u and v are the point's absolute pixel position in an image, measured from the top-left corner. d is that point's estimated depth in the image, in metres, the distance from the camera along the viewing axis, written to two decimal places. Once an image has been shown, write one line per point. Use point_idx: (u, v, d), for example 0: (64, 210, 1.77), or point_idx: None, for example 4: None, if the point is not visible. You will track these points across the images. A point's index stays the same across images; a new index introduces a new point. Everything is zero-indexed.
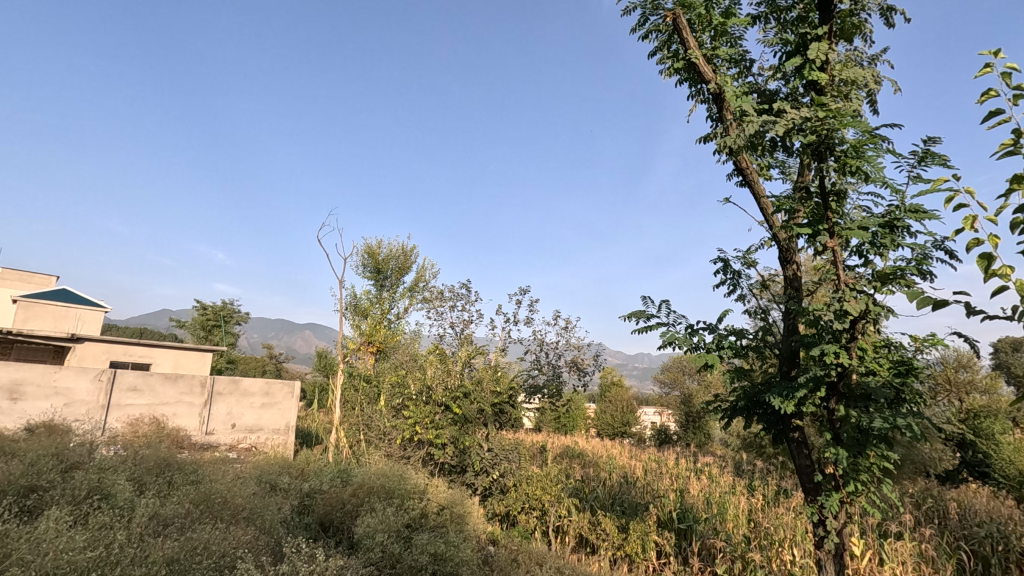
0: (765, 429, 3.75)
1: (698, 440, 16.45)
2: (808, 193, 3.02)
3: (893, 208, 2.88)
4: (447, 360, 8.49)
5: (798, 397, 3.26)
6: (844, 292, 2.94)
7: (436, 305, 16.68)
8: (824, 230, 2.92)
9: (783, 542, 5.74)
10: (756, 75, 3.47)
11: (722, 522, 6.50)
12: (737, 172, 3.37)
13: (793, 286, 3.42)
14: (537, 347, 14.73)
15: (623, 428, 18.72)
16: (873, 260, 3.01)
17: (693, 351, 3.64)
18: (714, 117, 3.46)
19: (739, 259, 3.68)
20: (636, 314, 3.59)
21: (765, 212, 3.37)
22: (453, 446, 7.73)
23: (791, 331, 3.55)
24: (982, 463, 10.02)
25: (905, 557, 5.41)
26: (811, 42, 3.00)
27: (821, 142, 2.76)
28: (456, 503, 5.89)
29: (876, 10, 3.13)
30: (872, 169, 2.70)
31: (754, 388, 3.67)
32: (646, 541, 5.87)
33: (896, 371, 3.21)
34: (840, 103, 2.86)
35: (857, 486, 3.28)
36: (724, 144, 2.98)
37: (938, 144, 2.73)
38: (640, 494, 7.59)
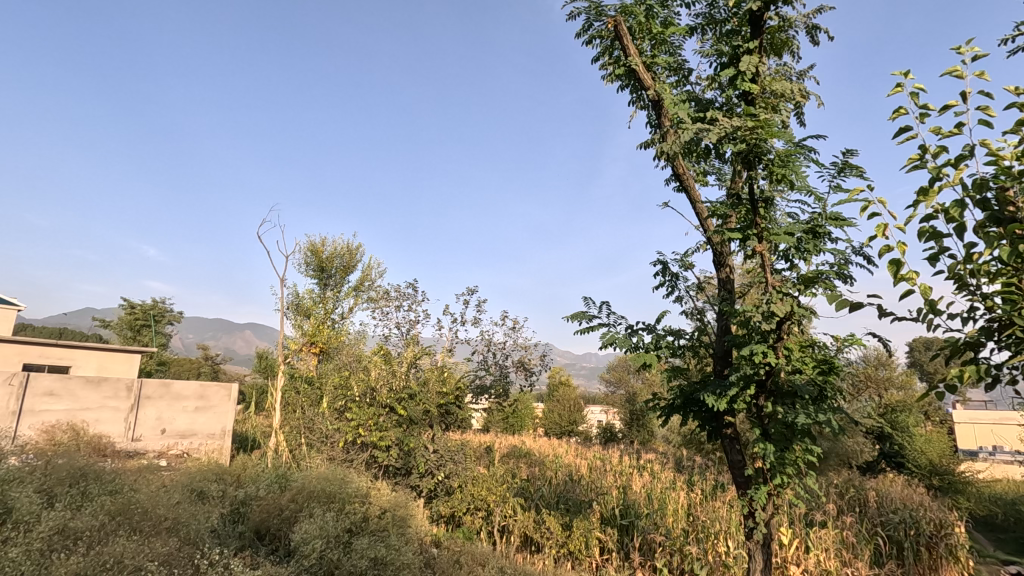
0: (701, 426, 3.88)
1: (642, 437, 16.89)
2: (739, 199, 3.16)
3: (816, 214, 3.06)
4: (392, 361, 8.33)
5: (729, 395, 3.41)
6: (772, 294, 3.08)
7: (382, 305, 16.39)
8: (754, 235, 3.07)
9: (718, 534, 6.01)
10: (694, 85, 3.59)
11: (662, 516, 6.70)
12: (675, 178, 3.47)
13: (726, 288, 3.56)
14: (484, 347, 14.71)
15: (570, 427, 19.03)
16: (798, 264, 3.17)
17: (633, 351, 3.73)
18: (653, 123, 3.56)
19: (676, 262, 3.80)
20: (577, 314, 3.65)
21: (701, 216, 3.50)
22: (398, 448, 7.64)
23: (724, 332, 3.68)
24: (898, 454, 10.86)
25: (828, 544, 5.77)
26: (743, 55, 3.13)
27: (750, 150, 2.89)
28: (399, 505, 5.82)
29: (805, 27, 3.29)
30: (799, 178, 2.85)
31: (690, 386, 3.81)
32: (589, 538, 5.97)
33: (819, 370, 3.41)
34: (769, 114, 2.99)
35: (783, 479, 3.45)
36: (662, 150, 3.06)
37: (854, 155, 2.93)
38: (584, 491, 7.72)
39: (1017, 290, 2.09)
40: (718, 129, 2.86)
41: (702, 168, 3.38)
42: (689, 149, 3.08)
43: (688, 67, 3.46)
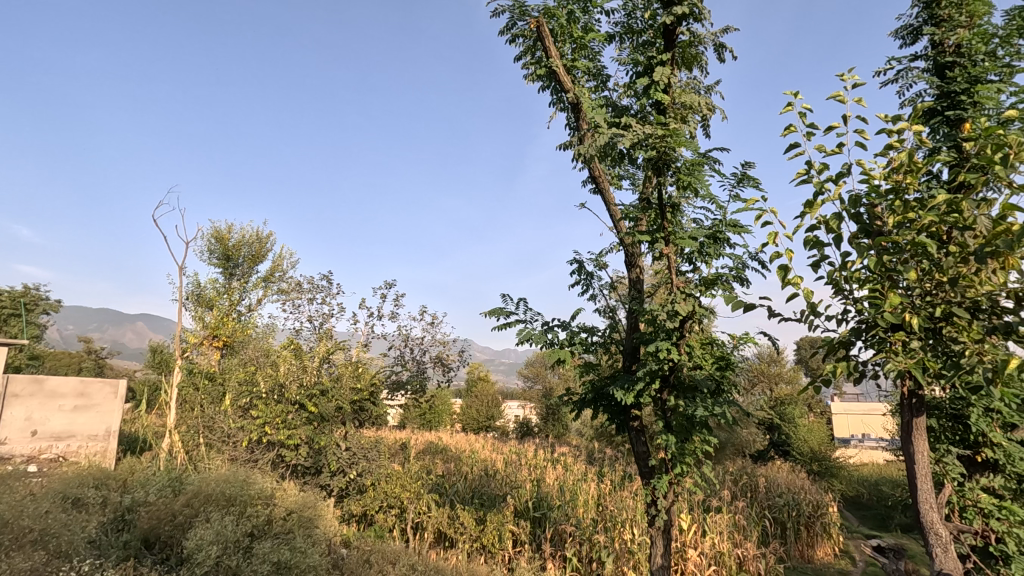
0: (610, 419, 4.04)
1: (557, 431, 17.32)
2: (649, 203, 3.32)
3: (717, 221, 3.28)
4: (304, 355, 7.97)
5: (636, 389, 3.58)
6: (676, 295, 3.27)
7: (293, 298, 15.63)
8: (661, 238, 3.25)
9: (624, 523, 6.31)
10: (612, 90, 3.71)
11: (573, 507, 6.92)
12: (591, 180, 3.58)
13: (636, 287, 3.73)
14: (401, 342, 14.45)
15: (488, 422, 19.17)
16: (700, 267, 3.38)
17: (548, 347, 3.81)
18: (572, 125, 3.65)
19: (591, 261, 3.93)
20: (495, 310, 3.68)
21: (615, 218, 3.63)
22: (308, 447, 7.33)
23: (633, 329, 3.85)
24: (784, 443, 11.92)
25: (722, 528, 6.24)
26: (656, 66, 3.28)
27: (660, 157, 3.04)
28: (307, 506, 5.59)
29: (713, 44, 3.50)
30: (703, 186, 3.04)
31: (601, 381, 3.95)
32: (502, 532, 6.04)
33: (718, 365, 3.67)
34: (678, 124, 3.16)
35: (683, 468, 3.67)
36: (579, 152, 3.15)
37: (752, 168, 3.16)
38: (499, 486, 7.79)
39: (881, 295, 2.37)
40: (631, 136, 2.99)
41: (617, 171, 3.52)
42: (604, 153, 3.20)
43: (607, 73, 3.58)
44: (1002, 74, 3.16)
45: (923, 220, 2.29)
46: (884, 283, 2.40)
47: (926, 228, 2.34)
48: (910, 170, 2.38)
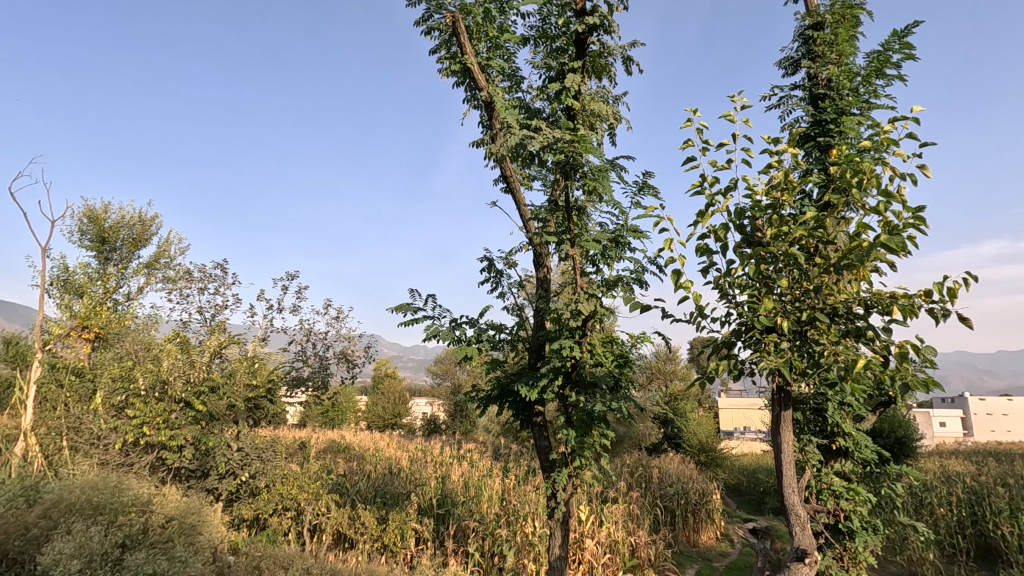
0: (514, 415, 4.12)
1: (464, 428, 17.33)
2: (557, 205, 3.42)
3: (620, 226, 3.45)
4: (191, 349, 7.33)
5: (540, 385, 3.68)
6: (580, 295, 3.39)
7: (181, 287, 14.39)
8: (567, 240, 3.36)
9: (526, 516, 6.48)
10: (526, 92, 3.78)
11: (477, 503, 6.98)
12: (502, 179, 3.62)
13: (543, 287, 3.83)
14: (303, 336, 13.79)
15: (394, 420, 18.80)
16: (603, 269, 3.54)
17: (455, 344, 3.81)
18: (485, 123, 3.67)
19: (501, 260, 3.97)
20: (402, 306, 3.61)
21: (524, 218, 3.70)
22: (193, 448, 6.79)
23: (539, 328, 3.94)
24: (676, 436, 12.79)
25: (617, 517, 6.58)
26: (568, 73, 3.38)
27: (567, 162, 3.14)
28: (190, 512, 5.18)
29: (622, 56, 3.66)
30: (607, 191, 3.18)
31: (507, 377, 4.01)
32: (404, 530, 5.96)
33: (617, 363, 3.86)
34: (586, 131, 3.28)
35: (582, 461, 3.82)
36: (490, 151, 3.18)
37: (651, 177, 3.36)
38: (403, 484, 7.68)
39: (758, 300, 2.62)
40: (541, 138, 3.06)
41: (527, 172, 3.59)
42: (514, 153, 3.25)
43: (521, 75, 3.64)
44: (863, 107, 3.59)
45: (795, 234, 2.56)
46: (761, 288, 2.66)
47: (797, 241, 2.61)
48: (786, 188, 2.64)
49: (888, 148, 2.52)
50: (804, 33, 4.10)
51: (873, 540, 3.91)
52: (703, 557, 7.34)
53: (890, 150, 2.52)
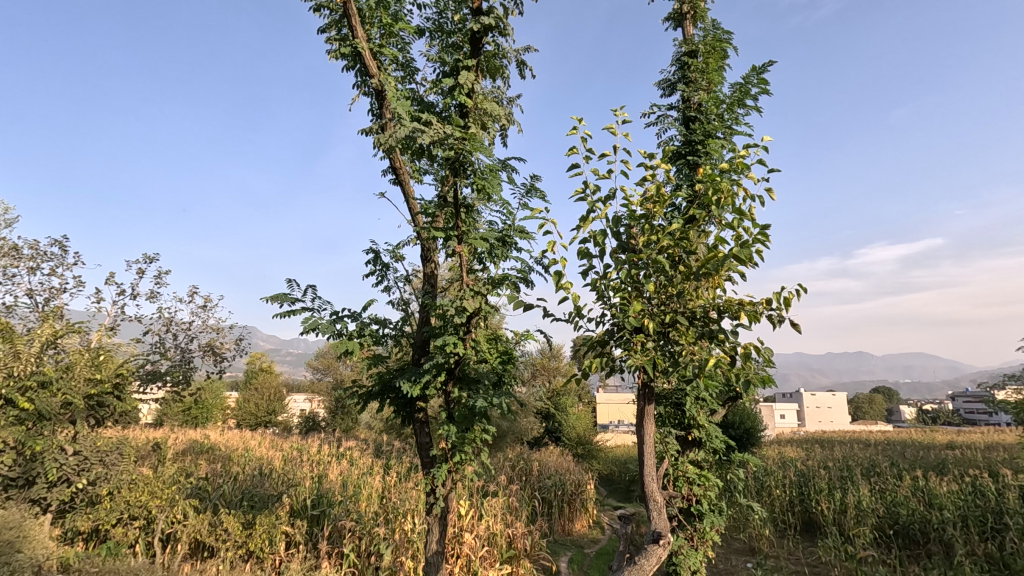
0: (395, 411, 4.04)
1: (344, 425, 16.66)
2: (445, 201, 3.41)
3: (507, 226, 3.53)
4: (17, 338, 6.19)
5: (423, 381, 3.64)
6: (465, 292, 3.40)
7: (6, 265, 12.32)
8: (455, 236, 3.36)
9: (405, 513, 6.47)
10: (419, 84, 3.72)
11: (355, 502, 6.78)
12: (391, 170, 3.55)
13: (429, 282, 3.79)
14: (162, 326, 12.45)
15: (267, 417, 17.64)
16: (489, 267, 3.59)
17: (336, 338, 3.64)
18: (375, 112, 3.56)
19: (388, 253, 3.82)
20: (278, 296, 3.30)
21: (413, 211, 3.65)
22: (16, 454, 5.86)
23: (424, 323, 3.89)
24: (557, 430, 13.35)
25: (496, 510, 6.73)
26: (462, 70, 3.38)
27: (457, 159, 3.14)
28: (8, 527, 4.50)
29: (516, 60, 3.74)
30: (495, 191, 3.23)
31: (389, 373, 3.93)
32: (273, 534, 5.60)
33: (501, 360, 3.94)
34: (478, 129, 3.31)
35: (462, 456, 3.84)
36: (378, 141, 3.08)
37: (538, 180, 3.48)
38: (273, 485, 7.21)
39: (629, 301, 2.80)
40: (432, 133, 3.03)
41: (417, 166, 3.54)
42: (404, 146, 3.19)
43: (415, 66, 3.57)
44: (726, 132, 3.99)
45: (663, 243, 2.78)
46: (632, 291, 2.85)
47: (665, 250, 2.84)
48: (658, 201, 2.86)
49: (743, 171, 2.83)
50: (680, 59, 4.46)
51: (718, 520, 4.37)
52: (575, 544, 7.76)
53: (744, 173, 2.84)
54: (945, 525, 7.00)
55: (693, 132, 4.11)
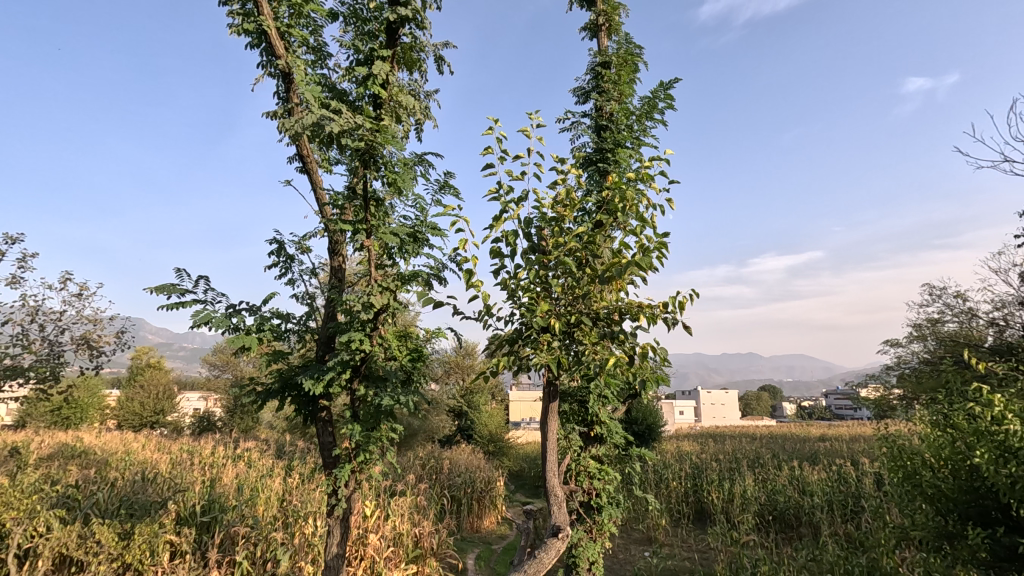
0: (296, 410, 3.85)
1: (243, 425, 15.65)
2: (355, 193, 3.30)
3: (418, 221, 3.49)
4: None
5: (326, 379, 3.49)
6: (373, 287, 3.31)
7: None
8: (364, 230, 3.26)
9: (306, 516, 6.26)
10: (331, 70, 3.58)
11: (251, 506, 6.39)
12: (297, 158, 3.39)
13: (337, 276, 3.65)
14: (26, 317, 11.04)
15: (154, 418, 16.24)
16: (399, 263, 3.53)
17: (231, 332, 3.37)
18: (281, 95, 3.38)
19: (293, 244, 3.60)
20: (163, 287, 2.97)
21: (320, 202, 3.49)
22: None
23: (329, 318, 3.72)
24: (469, 427, 13.38)
25: (403, 510, 6.62)
26: (376, 59, 3.29)
27: (367, 150, 3.06)
28: None
29: (434, 55, 3.69)
30: (407, 186, 3.18)
31: (290, 370, 3.74)
32: (155, 544, 5.13)
33: (410, 357, 3.87)
34: (390, 122, 3.23)
35: (366, 456, 3.73)
36: (283, 125, 2.92)
37: (451, 177, 3.47)
38: (157, 491, 6.61)
39: (536, 301, 2.86)
40: (341, 122, 2.92)
41: (326, 155, 3.39)
42: (312, 133, 3.04)
43: (327, 51, 3.43)
44: (634, 143, 4.18)
45: (571, 246, 2.86)
46: (540, 291, 2.90)
47: (573, 252, 2.92)
48: (568, 204, 2.94)
49: (647, 182, 2.99)
50: (595, 69, 4.63)
51: (616, 512, 4.58)
52: (483, 541, 7.82)
53: (648, 183, 3.00)
54: (815, 509, 7.80)
55: (604, 140, 4.27)
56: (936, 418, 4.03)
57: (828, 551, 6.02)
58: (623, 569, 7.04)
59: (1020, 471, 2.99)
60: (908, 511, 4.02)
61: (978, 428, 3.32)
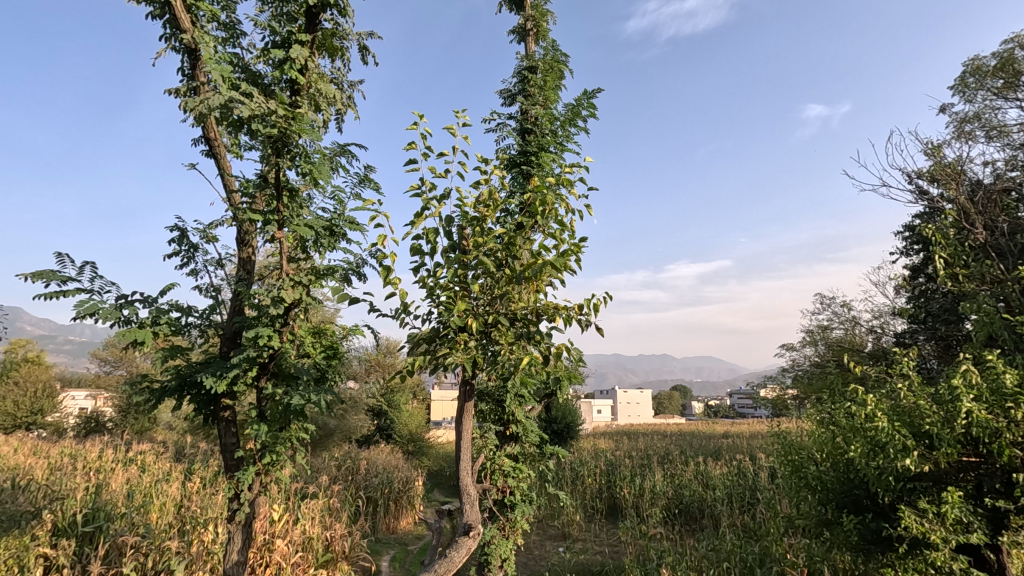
0: (195, 410, 3.59)
1: (137, 426, 14.38)
2: (266, 181, 3.13)
3: (336, 215, 3.38)
4: None
5: (230, 377, 3.28)
6: (284, 281, 3.15)
7: None
8: (275, 221, 3.11)
9: (206, 524, 5.86)
10: (245, 50, 3.38)
11: (142, 513, 5.89)
12: (203, 141, 3.18)
13: (246, 268, 3.45)
14: None
15: (31, 419, 14.63)
16: (313, 257, 3.40)
17: (122, 325, 3.09)
18: (188, 72, 3.16)
19: (197, 232, 3.36)
20: (42, 273, 2.68)
21: (228, 189, 3.30)
22: None
23: (236, 313, 3.52)
24: (388, 427, 13.16)
25: (314, 513, 6.37)
26: (294, 43, 3.15)
27: (280, 138, 2.91)
28: None
29: (359, 44, 3.58)
30: (323, 178, 3.06)
31: (190, 367, 3.48)
32: (24, 559, 4.60)
33: (325, 354, 3.73)
34: (308, 109, 3.10)
35: (273, 458, 3.54)
36: (185, 104, 2.72)
37: (372, 171, 3.39)
38: (30, 500, 5.92)
39: (454, 301, 2.84)
40: (252, 106, 2.76)
41: (237, 140, 3.21)
42: (219, 115, 2.86)
43: (240, 29, 3.24)
44: (557, 148, 4.25)
45: (491, 246, 2.87)
46: (459, 290, 2.89)
47: (493, 252, 2.93)
48: (490, 205, 2.94)
49: (567, 187, 3.06)
50: (521, 72, 4.71)
51: (528, 509, 4.65)
52: (398, 542, 7.69)
53: (567, 189, 3.07)
54: (716, 502, 8.32)
55: (529, 143, 4.30)
56: (820, 417, 4.42)
57: (726, 541, 6.44)
58: (537, 565, 7.16)
59: (886, 463, 3.35)
60: (794, 502, 4.39)
61: (853, 424, 3.67)
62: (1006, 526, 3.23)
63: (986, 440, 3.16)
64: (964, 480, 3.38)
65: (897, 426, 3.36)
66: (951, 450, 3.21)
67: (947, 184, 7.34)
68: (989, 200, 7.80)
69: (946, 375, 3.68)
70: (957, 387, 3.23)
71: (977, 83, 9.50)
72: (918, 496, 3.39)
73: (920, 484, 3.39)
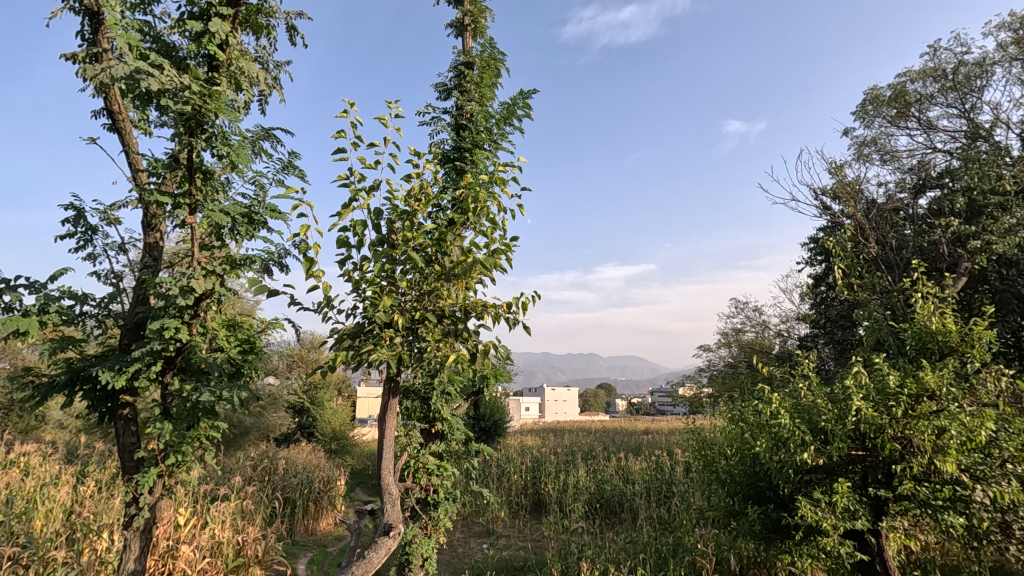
0: (88, 407, 3.27)
1: (21, 426, 13.00)
2: (178, 161, 2.90)
3: (254, 202, 3.20)
4: None
5: (130, 371, 3.02)
6: (195, 269, 2.92)
7: None
8: (186, 206, 2.90)
9: (100, 530, 5.39)
10: (158, 19, 3.13)
11: (24, 521, 5.34)
12: (105, 113, 2.91)
13: (152, 254, 3.19)
14: None
15: None
16: (229, 244, 3.19)
17: (3, 313, 2.77)
18: (89, 36, 2.88)
19: (96, 214, 3.06)
20: None
21: (134, 167, 3.04)
22: None
23: (139, 302, 3.24)
24: (310, 425, 12.70)
25: (224, 517, 6.03)
26: (213, 17, 2.94)
27: (193, 115, 2.71)
28: None
29: (286, 23, 3.41)
30: (241, 162, 2.87)
31: (83, 361, 3.16)
32: None
33: (240, 349, 3.51)
34: (227, 87, 2.91)
35: (177, 458, 3.28)
36: (84, 71, 2.47)
37: (296, 157, 3.23)
38: None
39: (380, 296, 2.76)
40: (162, 79, 2.55)
41: (145, 115, 2.96)
42: (126, 87, 2.62)
43: None
44: (492, 146, 4.22)
45: (420, 242, 2.81)
46: (385, 286, 2.81)
47: (422, 248, 2.87)
48: (421, 198, 2.88)
49: (500, 186, 3.05)
50: (458, 67, 4.67)
51: (452, 507, 4.61)
52: (317, 544, 7.44)
53: (501, 187, 3.06)
54: (635, 496, 8.69)
55: (463, 139, 4.25)
56: (730, 415, 4.70)
57: (642, 533, 6.73)
58: (460, 562, 7.16)
59: (788, 457, 3.61)
60: (705, 494, 4.66)
61: (759, 420, 3.94)
62: (885, 512, 3.58)
63: (872, 436, 3.46)
64: (852, 471, 3.71)
65: (797, 422, 3.64)
66: (842, 444, 3.50)
67: (847, 201, 8.03)
68: (881, 218, 8.58)
69: (841, 375, 4.01)
70: (849, 387, 3.52)
71: (875, 110, 10.42)
72: (813, 487, 3.68)
73: (815, 476, 3.68)
